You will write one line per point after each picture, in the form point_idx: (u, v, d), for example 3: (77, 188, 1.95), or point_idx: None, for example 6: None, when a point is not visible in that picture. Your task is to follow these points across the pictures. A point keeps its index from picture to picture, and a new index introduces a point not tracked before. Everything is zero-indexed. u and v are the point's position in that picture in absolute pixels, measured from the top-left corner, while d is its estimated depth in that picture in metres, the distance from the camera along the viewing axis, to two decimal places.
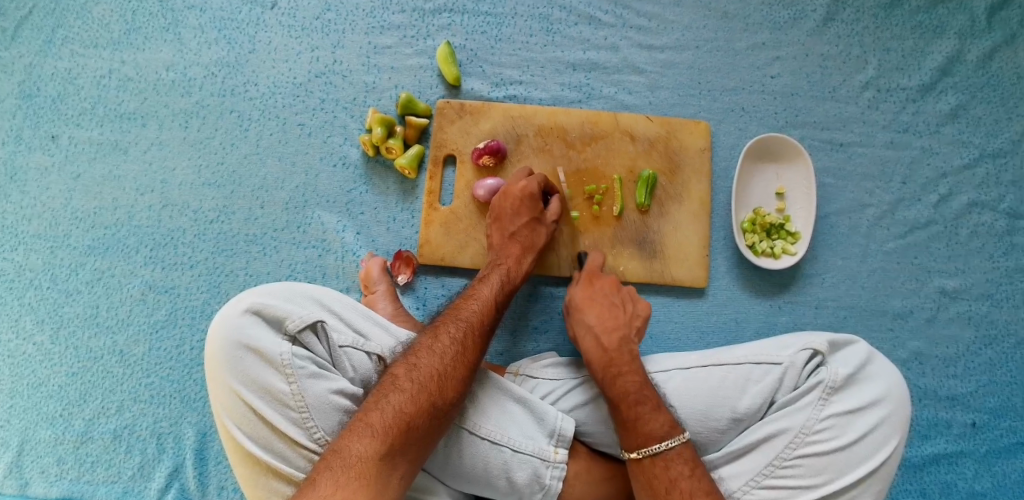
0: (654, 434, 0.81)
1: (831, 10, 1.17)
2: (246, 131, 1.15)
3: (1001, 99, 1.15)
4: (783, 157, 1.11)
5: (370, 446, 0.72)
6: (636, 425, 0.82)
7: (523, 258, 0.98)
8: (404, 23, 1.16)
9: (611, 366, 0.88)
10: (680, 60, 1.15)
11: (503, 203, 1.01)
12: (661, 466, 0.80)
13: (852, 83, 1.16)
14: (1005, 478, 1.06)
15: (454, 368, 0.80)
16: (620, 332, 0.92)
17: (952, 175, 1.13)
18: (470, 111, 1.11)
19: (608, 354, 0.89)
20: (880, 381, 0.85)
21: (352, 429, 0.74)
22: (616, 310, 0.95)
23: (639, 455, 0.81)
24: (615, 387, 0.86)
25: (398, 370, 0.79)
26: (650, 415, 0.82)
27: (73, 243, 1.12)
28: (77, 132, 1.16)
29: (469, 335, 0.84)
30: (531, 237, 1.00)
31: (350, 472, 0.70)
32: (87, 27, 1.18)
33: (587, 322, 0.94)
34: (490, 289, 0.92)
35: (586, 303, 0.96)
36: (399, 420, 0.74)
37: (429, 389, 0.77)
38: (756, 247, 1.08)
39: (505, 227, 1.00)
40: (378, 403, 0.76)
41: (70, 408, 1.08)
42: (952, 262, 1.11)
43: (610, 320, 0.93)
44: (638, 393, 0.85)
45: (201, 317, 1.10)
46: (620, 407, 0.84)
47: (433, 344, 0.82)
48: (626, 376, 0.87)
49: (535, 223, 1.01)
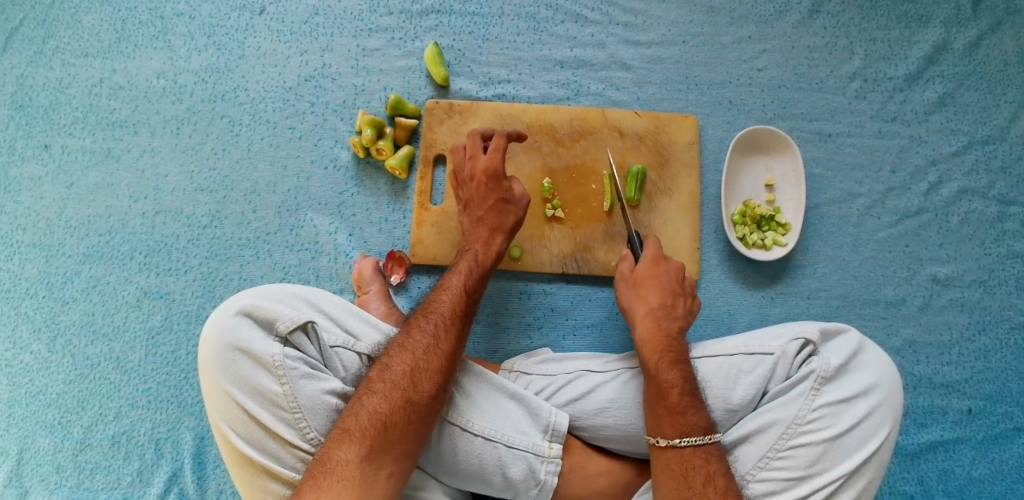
0: (699, 426, 0.81)
1: (816, 2, 1.18)
2: (237, 136, 1.15)
3: (988, 86, 1.16)
4: (772, 149, 1.12)
5: (349, 450, 0.73)
6: (682, 412, 0.82)
7: (493, 240, 0.97)
8: (392, 25, 1.17)
9: (670, 352, 0.88)
10: (667, 56, 1.16)
11: (472, 190, 0.99)
12: (703, 458, 0.79)
13: (840, 74, 1.16)
14: (1003, 464, 1.06)
15: (427, 361, 0.81)
16: (679, 322, 0.92)
17: (941, 162, 1.14)
18: (459, 110, 1.12)
19: (668, 339, 0.90)
20: (871, 369, 0.86)
21: (333, 436, 0.75)
22: (678, 299, 0.95)
23: (679, 443, 0.80)
24: (670, 373, 0.85)
25: (372, 373, 0.80)
26: (695, 409, 0.83)
27: (68, 251, 1.13)
28: (69, 141, 1.16)
29: (440, 325, 0.85)
30: (499, 218, 0.98)
31: (332, 476, 0.71)
32: (78, 36, 1.19)
33: (650, 300, 0.94)
34: (460, 278, 0.91)
35: (648, 282, 0.95)
36: (375, 421, 0.75)
37: (403, 386, 0.78)
38: (747, 239, 1.09)
39: (472, 213, 0.99)
40: (354, 409, 0.77)
41: (68, 415, 1.08)
42: (944, 250, 1.12)
43: (672, 306, 0.93)
44: (689, 384, 0.85)
45: (196, 322, 1.10)
46: (671, 392, 0.84)
47: (405, 342, 0.82)
48: (683, 366, 0.87)
49: (503, 206, 0.98)
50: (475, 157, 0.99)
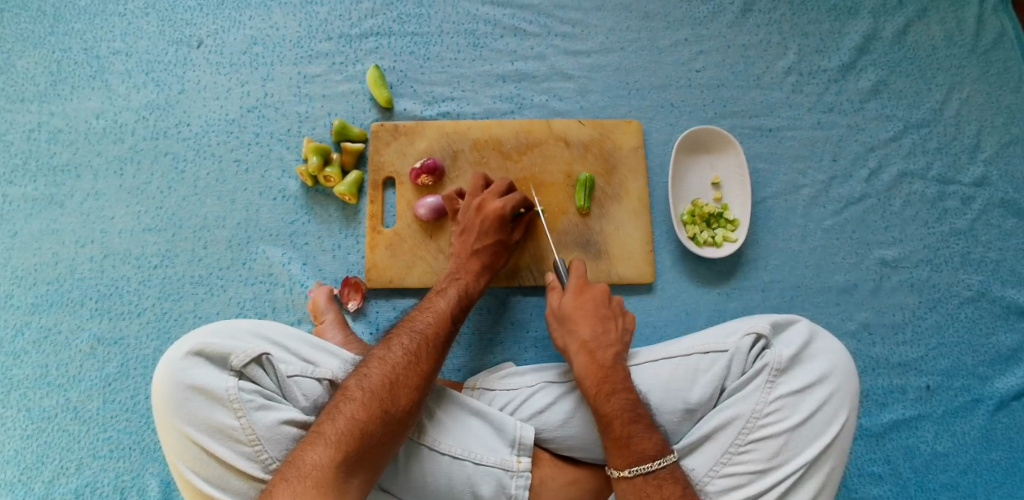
0: (646, 452, 0.81)
1: (747, 2, 1.21)
2: (182, 173, 1.14)
3: (918, 72, 1.20)
4: (714, 148, 1.14)
5: (324, 454, 0.72)
6: (628, 442, 0.82)
7: (482, 276, 0.99)
8: (332, 50, 1.17)
9: (606, 383, 0.87)
10: (607, 63, 1.18)
11: (472, 219, 1.01)
12: (655, 485, 0.79)
13: (776, 69, 1.19)
14: (964, 436, 1.09)
15: (407, 376, 0.81)
16: (614, 348, 0.92)
17: (880, 148, 1.18)
18: (404, 131, 1.12)
19: (604, 370, 0.89)
20: (824, 358, 0.88)
21: (306, 440, 0.73)
22: (610, 325, 0.94)
23: (629, 473, 0.81)
24: (609, 404, 0.85)
25: (350, 382, 0.80)
26: (643, 434, 0.83)
27: (15, 303, 1.10)
28: (10, 189, 1.13)
29: (422, 345, 0.85)
30: (493, 257, 1.00)
31: (305, 480, 0.69)
32: (12, 81, 1.17)
33: (581, 334, 0.93)
34: (447, 302, 0.93)
35: (577, 314, 0.95)
36: (352, 427, 0.74)
37: (381, 396, 0.77)
38: (698, 238, 1.11)
39: (468, 242, 1.00)
40: (330, 414, 0.76)
41: (27, 472, 1.05)
42: (889, 233, 1.15)
43: (604, 335, 0.93)
44: (632, 410, 0.84)
45: (154, 365, 1.08)
46: (613, 424, 0.84)
47: (385, 355, 0.83)
48: (623, 394, 0.86)
49: (499, 246, 1.01)
50: (486, 198, 1.02)
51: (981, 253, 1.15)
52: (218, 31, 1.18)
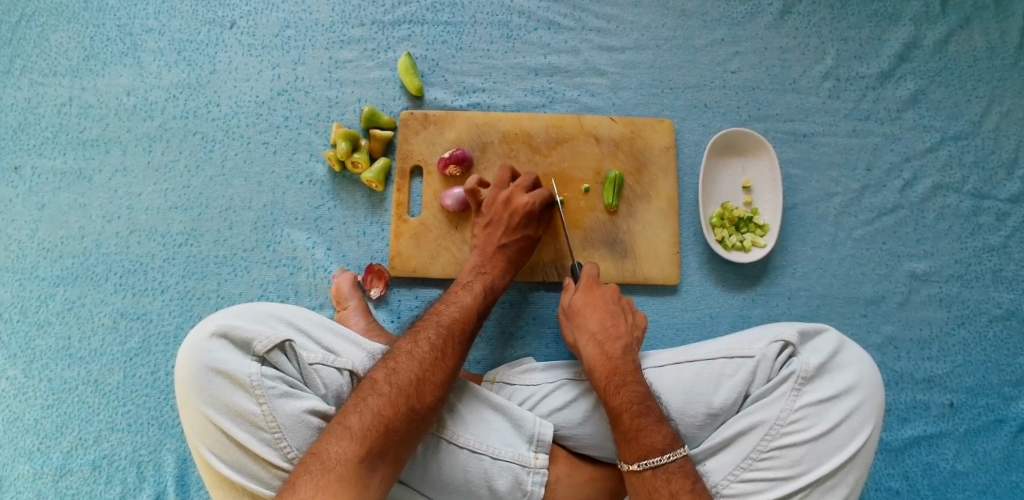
0: (655, 446, 0.79)
1: (787, 4, 1.19)
2: (210, 152, 1.14)
3: (959, 83, 1.17)
4: (746, 151, 1.12)
5: (349, 448, 0.71)
6: (637, 435, 0.81)
7: (505, 271, 0.99)
8: (364, 36, 1.16)
9: (616, 375, 0.87)
10: (641, 60, 1.16)
11: (500, 212, 1.00)
12: (664, 479, 0.78)
13: (812, 74, 1.17)
14: (986, 456, 1.07)
15: (433, 374, 0.81)
16: (623, 340, 0.91)
17: (916, 159, 1.15)
18: (434, 121, 1.11)
19: (612, 361, 0.88)
20: (851, 368, 0.86)
21: (330, 431, 0.73)
22: (619, 319, 0.94)
23: (639, 467, 0.79)
24: (618, 397, 0.84)
25: (376, 374, 0.79)
26: (653, 427, 0.81)
27: (41, 274, 1.11)
28: (40, 161, 1.14)
29: (448, 341, 0.85)
30: (518, 253, 1.00)
31: (330, 474, 0.69)
32: (46, 54, 1.17)
33: (591, 327, 0.93)
34: (472, 297, 0.93)
35: (588, 309, 0.96)
36: (379, 423, 0.74)
37: (408, 393, 0.77)
38: (725, 241, 1.09)
39: (494, 235, 0.99)
40: (356, 407, 0.75)
41: (46, 441, 1.06)
42: (921, 246, 1.13)
43: (614, 328, 0.93)
44: (641, 404, 0.83)
45: (175, 342, 1.09)
46: (621, 417, 0.83)
47: (413, 350, 0.82)
48: (632, 386, 0.85)
49: (524, 240, 1.00)
50: (515, 192, 1.01)
51: (1014, 271, 1.12)
52: (252, 13, 1.18)
